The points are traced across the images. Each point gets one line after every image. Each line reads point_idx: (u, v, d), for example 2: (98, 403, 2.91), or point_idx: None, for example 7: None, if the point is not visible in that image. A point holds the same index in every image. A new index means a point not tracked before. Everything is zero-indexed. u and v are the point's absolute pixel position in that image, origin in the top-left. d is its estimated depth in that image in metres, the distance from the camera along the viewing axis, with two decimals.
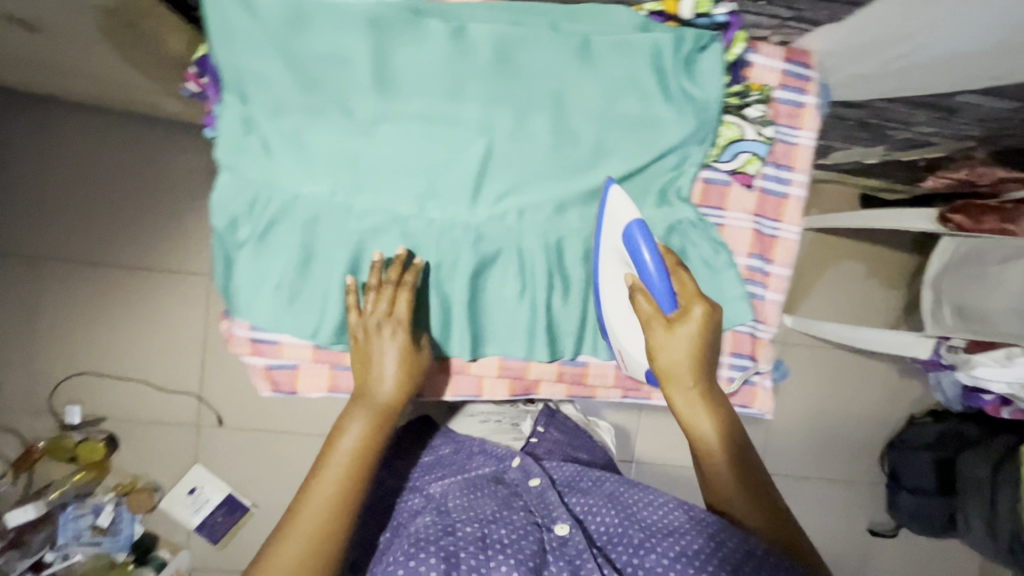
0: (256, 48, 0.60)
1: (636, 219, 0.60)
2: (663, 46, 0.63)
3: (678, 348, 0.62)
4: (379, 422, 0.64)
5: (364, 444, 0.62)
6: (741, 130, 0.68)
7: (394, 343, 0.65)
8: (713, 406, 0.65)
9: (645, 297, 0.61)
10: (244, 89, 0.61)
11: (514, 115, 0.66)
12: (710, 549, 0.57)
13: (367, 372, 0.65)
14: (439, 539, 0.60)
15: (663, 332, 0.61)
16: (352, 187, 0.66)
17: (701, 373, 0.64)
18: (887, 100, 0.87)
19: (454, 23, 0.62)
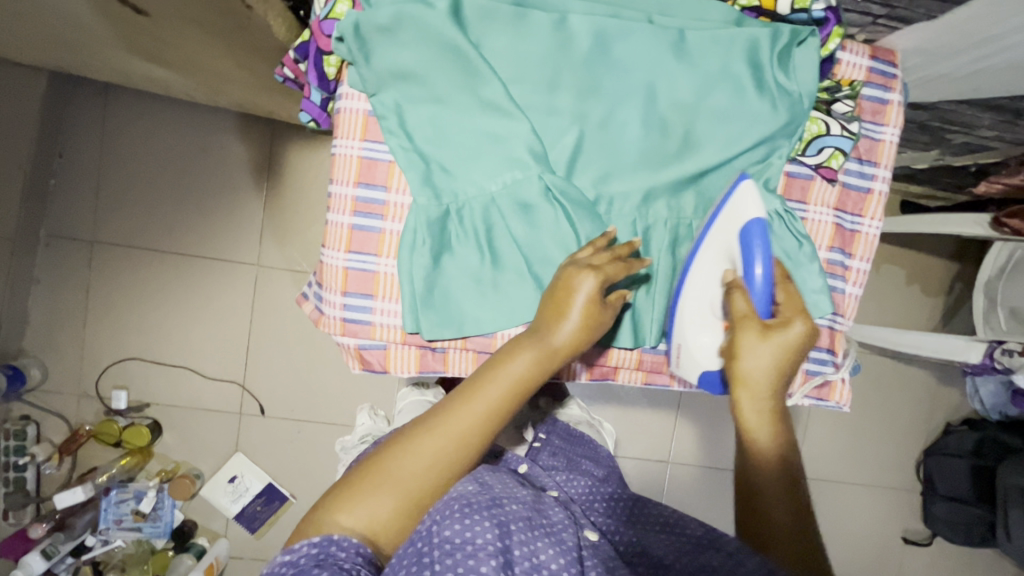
0: (373, 38, 0.63)
1: (758, 219, 0.60)
2: (760, 40, 0.64)
3: (767, 354, 0.60)
4: (537, 365, 0.60)
5: (517, 384, 0.59)
6: (826, 125, 0.69)
7: (586, 281, 0.61)
8: (774, 419, 0.63)
9: (741, 297, 0.61)
10: (359, 73, 0.65)
11: (607, 104, 0.67)
12: (729, 564, 0.56)
13: (549, 311, 0.62)
14: (490, 506, 0.56)
15: (752, 335, 0.61)
16: (450, 171, 0.68)
17: (778, 388, 0.63)
18: (956, 103, 0.88)
19: (556, 15, 0.64)
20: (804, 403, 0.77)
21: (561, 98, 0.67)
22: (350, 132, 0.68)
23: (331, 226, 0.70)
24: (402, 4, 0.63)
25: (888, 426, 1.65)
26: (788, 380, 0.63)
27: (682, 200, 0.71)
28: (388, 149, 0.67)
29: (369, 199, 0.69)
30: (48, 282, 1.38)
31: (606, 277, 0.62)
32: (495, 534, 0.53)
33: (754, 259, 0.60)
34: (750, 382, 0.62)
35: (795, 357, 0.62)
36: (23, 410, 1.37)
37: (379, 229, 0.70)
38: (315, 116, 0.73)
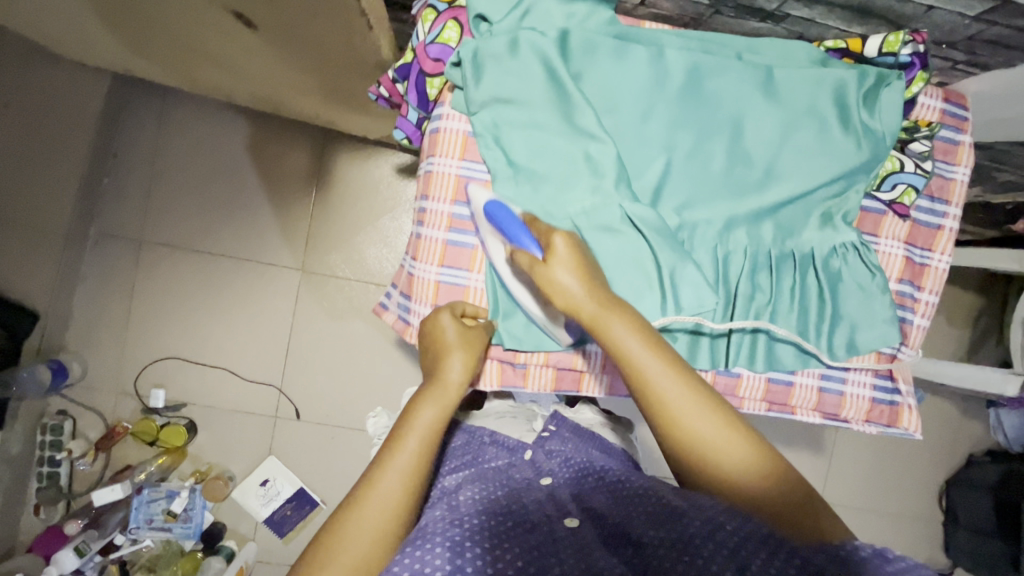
0: (486, 66, 0.67)
1: (489, 200, 0.67)
2: (847, 82, 0.69)
3: (567, 273, 0.60)
4: (443, 407, 0.61)
5: (433, 429, 0.59)
6: (901, 163, 0.72)
7: (447, 317, 0.68)
8: (631, 322, 0.58)
9: (521, 253, 0.63)
10: (467, 91, 0.68)
11: (696, 135, 0.70)
12: (707, 533, 0.50)
13: (438, 360, 0.65)
14: (444, 531, 0.52)
15: (545, 271, 0.61)
16: (540, 186, 0.70)
17: (605, 297, 0.60)
18: (1011, 144, 0.91)
19: (654, 48, 0.68)
20: (868, 430, 0.78)
21: (652, 126, 0.69)
22: (449, 151, 0.71)
23: (424, 241, 0.73)
24: (511, 33, 0.67)
25: (911, 454, 1.67)
26: (604, 287, 0.62)
27: (762, 229, 0.73)
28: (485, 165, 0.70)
29: (464, 216, 0.72)
30: (94, 279, 1.40)
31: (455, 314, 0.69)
32: (446, 558, 0.49)
33: (516, 231, 0.64)
34: (571, 308, 0.60)
35: (585, 265, 0.62)
36: (60, 405, 1.38)
37: (471, 244, 0.73)
38: (408, 133, 0.76)
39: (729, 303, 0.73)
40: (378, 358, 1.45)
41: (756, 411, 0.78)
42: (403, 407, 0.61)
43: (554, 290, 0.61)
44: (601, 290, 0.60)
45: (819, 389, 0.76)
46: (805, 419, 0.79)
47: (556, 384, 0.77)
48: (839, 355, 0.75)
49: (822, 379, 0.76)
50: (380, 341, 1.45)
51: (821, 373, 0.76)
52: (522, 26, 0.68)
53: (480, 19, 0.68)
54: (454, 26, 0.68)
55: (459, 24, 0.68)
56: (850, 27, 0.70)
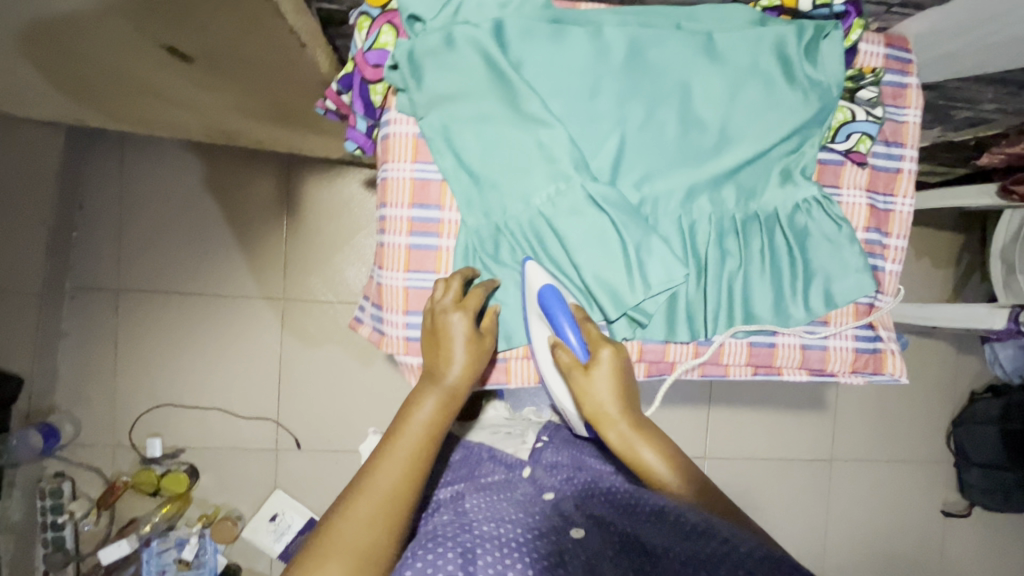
0: (423, 64, 0.64)
1: (548, 284, 0.66)
2: (787, 37, 0.68)
3: (605, 386, 0.63)
4: (443, 406, 0.62)
5: (432, 425, 0.61)
6: (851, 112, 0.73)
7: (462, 327, 0.63)
8: (656, 442, 0.63)
9: (562, 351, 0.64)
10: (409, 90, 0.66)
11: (646, 109, 0.70)
12: (722, 555, 0.50)
13: (435, 359, 0.64)
14: (454, 535, 0.55)
15: (582, 380, 0.63)
16: (495, 178, 0.68)
17: (631, 407, 0.64)
18: (962, 80, 0.92)
19: (592, 27, 0.67)
20: (856, 380, 0.77)
21: (601, 104, 0.69)
22: (401, 155, 0.69)
23: (388, 249, 0.70)
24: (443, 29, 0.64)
25: (914, 400, 1.67)
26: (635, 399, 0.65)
27: (723, 193, 0.73)
28: (438, 169, 0.68)
29: (424, 218, 0.69)
30: (75, 335, 1.38)
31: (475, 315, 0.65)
32: (458, 563, 0.50)
33: (561, 318, 0.65)
34: (602, 415, 0.64)
35: (624, 375, 0.65)
36: (57, 467, 1.36)
37: (435, 246, 0.70)
38: (360, 143, 0.75)
39: (701, 271, 0.73)
40: (372, 378, 1.44)
41: (742, 376, 0.78)
42: (401, 405, 0.62)
43: (588, 399, 0.64)
44: (631, 400, 0.64)
45: (801, 346, 0.76)
46: (792, 378, 0.78)
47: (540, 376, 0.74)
48: (816, 308, 0.74)
49: (804, 337, 0.76)
50: (373, 361, 1.45)
51: (802, 330, 0.76)
52: (456, 20, 0.65)
53: (414, 19, 0.65)
54: (389, 30, 0.67)
55: (393, 27, 0.67)
56: None
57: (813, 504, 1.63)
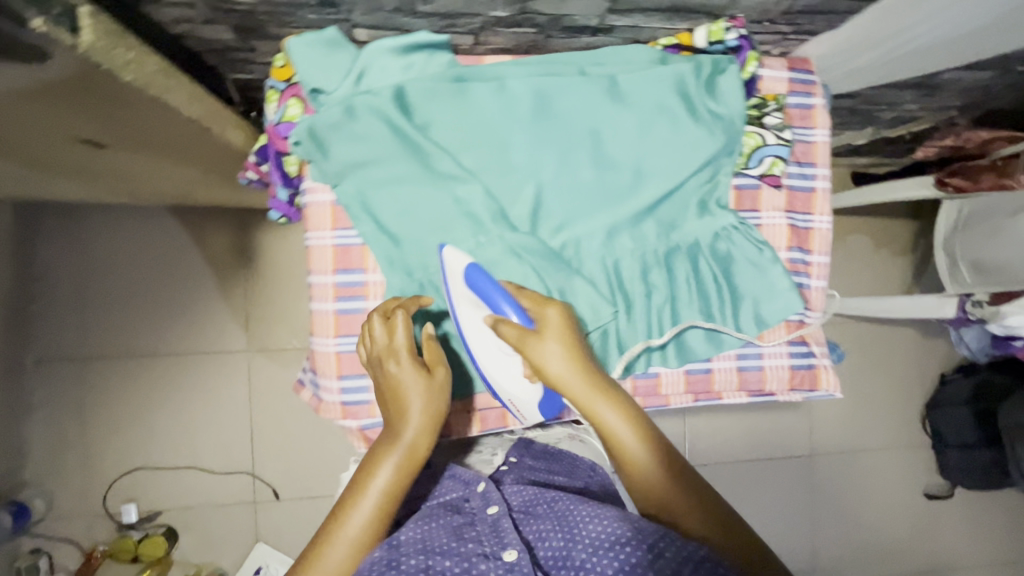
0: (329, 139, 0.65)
1: (470, 264, 0.65)
2: (686, 74, 0.70)
3: (557, 351, 0.60)
4: (402, 466, 0.61)
5: (391, 490, 0.61)
6: (761, 137, 0.75)
7: (410, 373, 0.62)
8: (618, 407, 0.60)
9: (507, 326, 0.61)
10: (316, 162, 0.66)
11: (557, 155, 0.71)
12: (648, 562, 0.54)
13: (395, 407, 0.63)
14: (382, 572, 0.56)
15: (534, 346, 0.60)
16: (414, 238, 0.69)
17: (593, 374, 0.61)
18: (877, 88, 0.94)
19: (495, 82, 0.68)
20: (794, 398, 0.79)
21: (513, 155, 0.70)
22: (320, 223, 0.69)
23: (317, 316, 0.70)
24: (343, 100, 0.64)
25: (887, 387, 1.69)
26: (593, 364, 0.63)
27: (644, 228, 0.74)
28: (358, 234, 0.69)
29: (348, 283, 0.69)
30: (41, 409, 1.37)
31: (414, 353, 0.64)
32: None
33: (498, 298, 0.63)
34: (560, 384, 0.61)
35: (575, 343, 0.62)
36: (32, 543, 1.35)
37: (363, 309, 0.70)
38: (284, 211, 0.76)
39: (630, 306, 0.74)
40: None
41: (684, 404, 0.79)
42: (363, 458, 0.63)
43: (540, 364, 0.61)
44: (589, 368, 0.61)
45: (738, 369, 0.77)
46: (733, 402, 0.80)
47: (482, 425, 0.76)
48: (747, 331, 0.76)
49: (739, 359, 0.77)
50: None
51: (737, 353, 0.77)
52: (358, 90, 0.66)
53: (317, 92, 0.66)
54: (296, 102, 0.68)
55: (301, 100, 0.68)
56: (673, 23, 0.69)
57: (798, 501, 1.64)
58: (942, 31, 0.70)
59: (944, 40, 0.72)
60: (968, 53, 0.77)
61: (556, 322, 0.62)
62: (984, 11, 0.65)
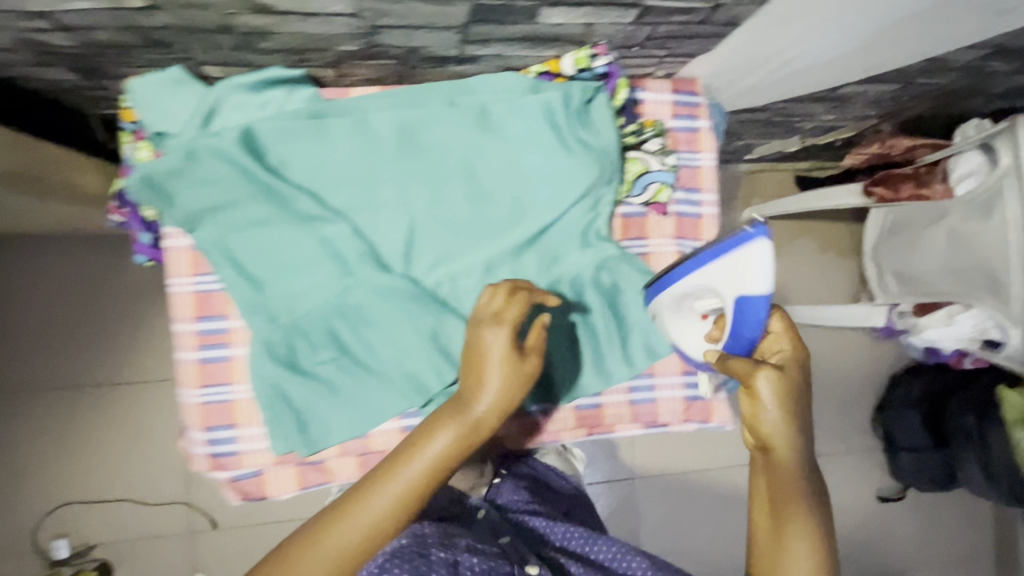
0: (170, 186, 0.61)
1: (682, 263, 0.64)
2: (555, 104, 0.67)
3: (768, 401, 0.59)
4: (459, 444, 0.56)
5: (438, 466, 0.55)
6: (645, 163, 0.72)
7: (501, 344, 0.57)
8: (785, 461, 0.59)
9: (733, 360, 0.61)
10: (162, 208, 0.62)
11: (429, 190, 0.69)
12: None
13: (471, 380, 0.58)
14: (411, 561, 0.52)
15: (749, 380, 0.59)
16: (279, 282, 0.67)
17: (789, 413, 0.59)
18: (784, 102, 0.92)
19: (356, 117, 0.66)
20: (689, 429, 0.77)
21: (380, 192, 0.68)
22: (178, 269, 0.66)
23: (179, 365, 0.67)
24: (184, 144, 0.61)
25: (837, 392, 1.68)
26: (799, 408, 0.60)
27: (524, 262, 0.72)
28: (218, 281, 0.66)
29: (211, 330, 0.67)
30: None
31: (514, 328, 0.58)
32: None
33: (738, 321, 0.59)
34: (757, 422, 0.60)
35: (787, 391, 0.60)
36: None
37: (227, 357, 0.67)
38: (151, 255, 0.72)
39: None
40: None
41: (575, 440, 0.76)
42: (417, 427, 0.57)
43: (746, 400, 0.60)
44: (796, 415, 0.59)
45: (630, 403, 0.76)
46: (626, 434, 0.77)
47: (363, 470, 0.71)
48: (638, 362, 0.74)
49: (632, 392, 0.76)
50: None
51: (629, 386, 0.76)
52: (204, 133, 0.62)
53: (163, 134, 0.64)
54: (145, 145, 0.66)
55: (150, 142, 0.66)
56: (541, 50, 0.66)
57: None
58: (820, 51, 0.68)
59: (827, 59, 0.70)
60: (857, 69, 0.75)
61: (787, 363, 0.62)
62: (856, 32, 0.63)
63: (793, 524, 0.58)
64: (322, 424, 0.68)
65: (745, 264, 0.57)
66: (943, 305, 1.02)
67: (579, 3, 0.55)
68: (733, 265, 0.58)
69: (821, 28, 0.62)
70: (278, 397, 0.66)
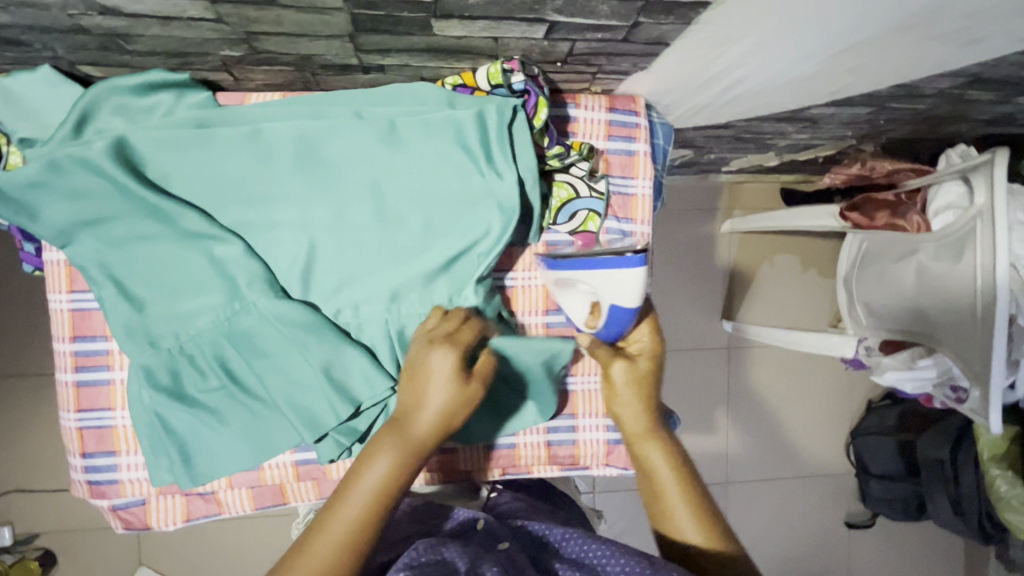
0: (34, 199, 0.56)
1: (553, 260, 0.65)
2: (467, 123, 0.61)
3: (626, 388, 0.65)
4: (403, 461, 0.55)
5: (381, 491, 0.54)
6: (573, 188, 0.67)
7: (447, 365, 0.56)
8: (658, 440, 0.64)
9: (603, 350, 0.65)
10: (25, 221, 0.57)
11: (331, 209, 0.63)
12: None
13: (413, 395, 0.57)
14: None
15: (618, 369, 0.65)
16: (162, 304, 0.62)
17: (650, 400, 0.65)
18: (748, 119, 0.84)
19: (248, 128, 0.60)
20: (611, 473, 0.73)
21: (278, 210, 0.63)
22: (55, 285, 0.62)
23: (58, 387, 0.64)
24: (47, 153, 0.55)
25: (813, 415, 1.60)
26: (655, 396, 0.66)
27: (435, 291, 0.66)
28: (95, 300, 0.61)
29: (88, 352, 0.63)
30: None
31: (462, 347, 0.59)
32: None
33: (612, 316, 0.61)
34: (621, 414, 0.66)
35: (645, 380, 0.66)
36: None
37: (108, 380, 0.63)
38: (38, 264, 0.68)
39: None
40: None
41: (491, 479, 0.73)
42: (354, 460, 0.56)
43: (614, 393, 0.65)
44: (653, 401, 0.65)
45: (547, 443, 0.71)
46: (544, 476, 0.73)
47: (255, 502, 0.69)
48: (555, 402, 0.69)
49: (549, 432, 0.71)
50: None
51: (547, 427, 0.71)
52: (73, 140, 0.57)
53: (31, 141, 0.59)
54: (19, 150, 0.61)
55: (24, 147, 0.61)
56: (453, 62, 0.60)
57: None
58: (767, 72, 0.61)
59: (777, 80, 0.63)
60: (816, 90, 0.68)
61: (642, 352, 0.66)
62: (803, 54, 0.56)
63: (665, 482, 0.62)
64: (207, 457, 0.64)
65: (623, 278, 0.57)
66: (910, 344, 0.96)
67: (476, 17, 0.48)
68: (608, 277, 0.58)
69: (762, 51, 0.55)
70: (158, 425, 0.62)
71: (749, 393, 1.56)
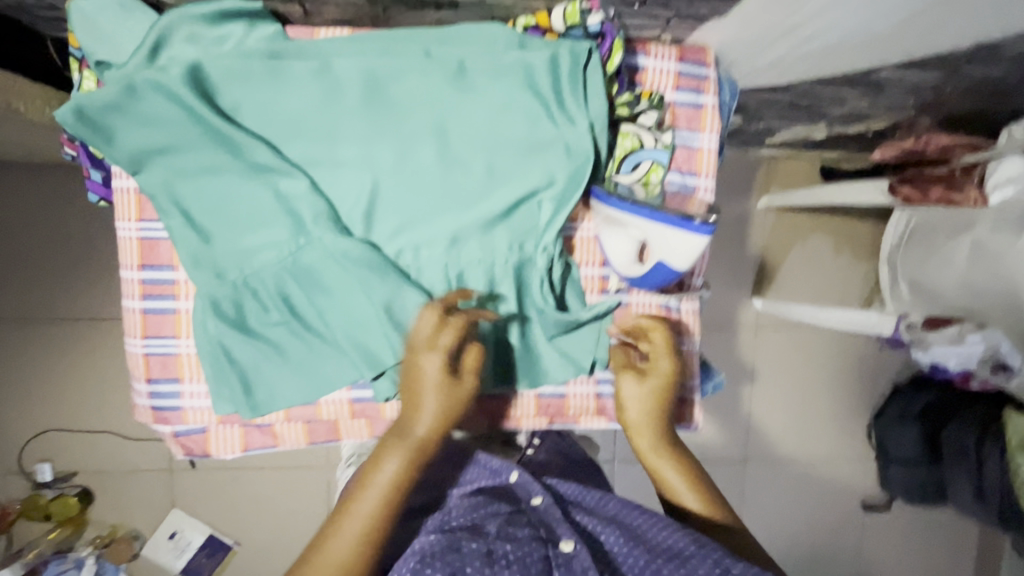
0: (110, 121, 0.56)
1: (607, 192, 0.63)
2: (539, 65, 0.60)
3: (634, 410, 0.68)
4: (409, 458, 0.59)
5: (397, 483, 0.58)
6: (639, 138, 0.66)
7: (435, 370, 0.59)
8: (668, 454, 0.68)
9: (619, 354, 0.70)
10: (100, 145, 0.58)
11: (395, 150, 0.63)
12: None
13: (411, 400, 0.60)
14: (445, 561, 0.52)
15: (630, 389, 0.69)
16: (228, 236, 0.62)
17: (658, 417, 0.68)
18: (810, 81, 0.82)
19: (316, 62, 0.59)
20: None
21: (343, 147, 0.63)
22: (124, 213, 0.63)
23: (124, 314, 0.65)
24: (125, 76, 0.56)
25: (837, 398, 1.60)
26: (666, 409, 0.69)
27: (495, 237, 0.66)
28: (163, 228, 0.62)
29: (155, 280, 0.64)
30: None
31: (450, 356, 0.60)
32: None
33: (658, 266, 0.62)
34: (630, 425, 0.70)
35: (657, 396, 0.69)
36: None
37: (173, 309, 0.65)
38: (102, 194, 0.69)
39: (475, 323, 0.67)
40: None
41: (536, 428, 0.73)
42: (369, 455, 0.60)
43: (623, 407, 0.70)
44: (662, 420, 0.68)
45: (597, 395, 0.72)
46: (590, 428, 0.74)
47: (310, 436, 0.71)
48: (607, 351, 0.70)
49: (599, 384, 0.72)
50: None
51: (597, 377, 0.72)
52: (148, 66, 0.57)
53: (106, 65, 0.59)
54: (91, 75, 0.61)
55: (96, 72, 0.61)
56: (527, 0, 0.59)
57: None
58: (847, 26, 0.59)
59: (855, 36, 0.61)
60: (891, 50, 0.66)
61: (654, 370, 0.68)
62: (889, 7, 0.54)
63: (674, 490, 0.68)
64: (268, 388, 0.65)
65: (684, 241, 0.59)
66: (955, 321, 0.93)
67: None
68: (670, 234, 0.59)
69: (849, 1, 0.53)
70: (221, 355, 0.64)
71: (773, 371, 1.55)
